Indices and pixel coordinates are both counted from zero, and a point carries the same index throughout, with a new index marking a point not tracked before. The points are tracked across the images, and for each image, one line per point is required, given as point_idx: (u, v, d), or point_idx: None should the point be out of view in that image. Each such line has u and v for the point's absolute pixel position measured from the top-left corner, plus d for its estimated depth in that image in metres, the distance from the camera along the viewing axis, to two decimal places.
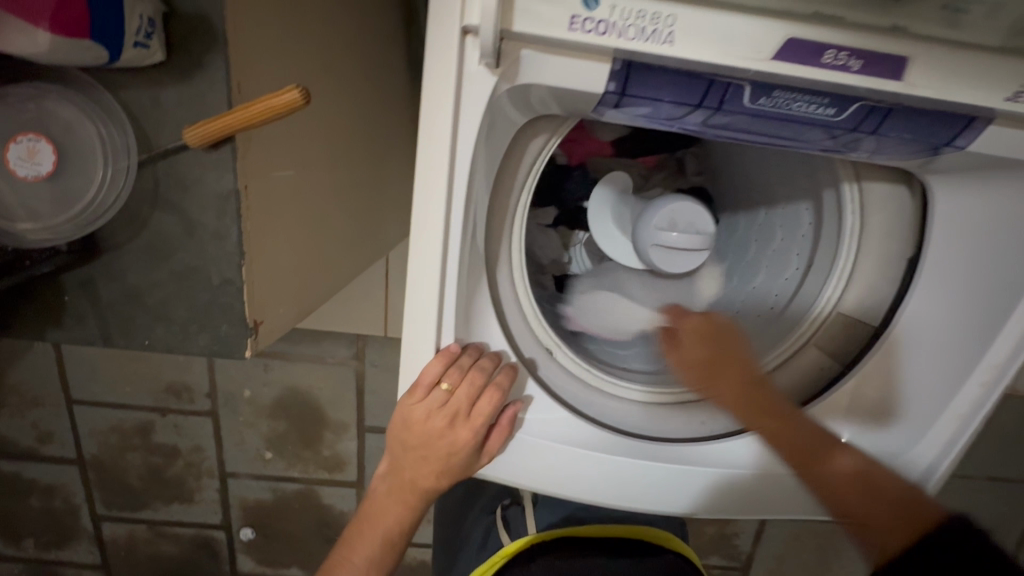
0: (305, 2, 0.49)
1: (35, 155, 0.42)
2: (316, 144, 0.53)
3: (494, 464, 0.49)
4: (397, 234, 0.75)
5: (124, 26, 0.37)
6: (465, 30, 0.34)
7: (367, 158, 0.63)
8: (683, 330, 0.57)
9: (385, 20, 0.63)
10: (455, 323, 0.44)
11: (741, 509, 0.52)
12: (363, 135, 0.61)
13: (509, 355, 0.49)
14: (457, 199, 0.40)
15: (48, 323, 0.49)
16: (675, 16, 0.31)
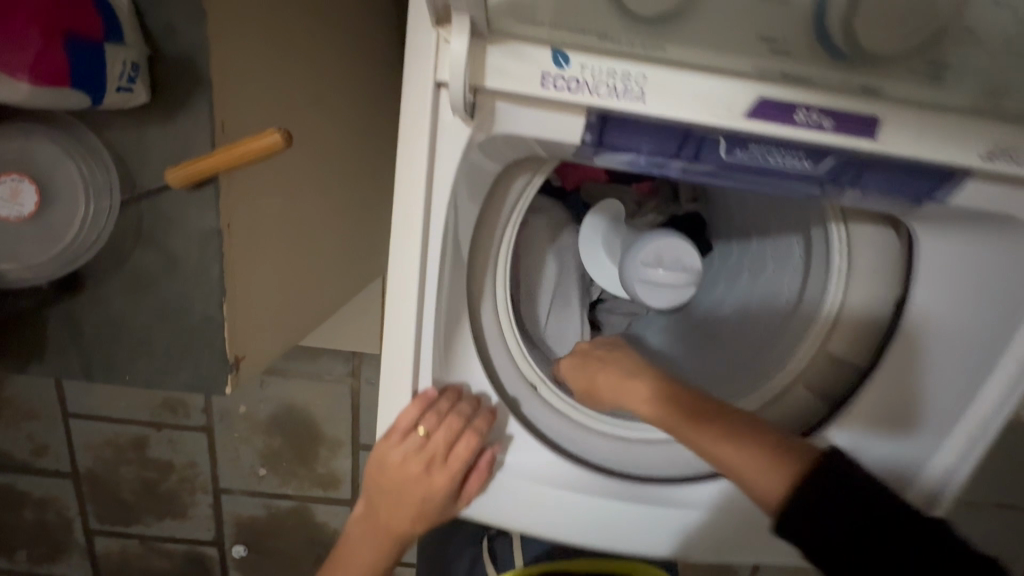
0: (294, 41, 0.49)
1: (18, 195, 0.42)
2: (303, 180, 0.53)
3: (474, 504, 0.49)
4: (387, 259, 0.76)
5: (106, 75, 0.37)
6: (439, 84, 0.34)
7: (356, 191, 0.63)
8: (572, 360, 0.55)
9: (378, 50, 0.64)
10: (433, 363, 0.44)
11: (723, 552, 0.51)
12: (350, 167, 0.61)
13: (490, 396, 0.48)
14: (435, 243, 0.40)
15: (31, 355, 0.49)
16: (645, 75, 0.31)
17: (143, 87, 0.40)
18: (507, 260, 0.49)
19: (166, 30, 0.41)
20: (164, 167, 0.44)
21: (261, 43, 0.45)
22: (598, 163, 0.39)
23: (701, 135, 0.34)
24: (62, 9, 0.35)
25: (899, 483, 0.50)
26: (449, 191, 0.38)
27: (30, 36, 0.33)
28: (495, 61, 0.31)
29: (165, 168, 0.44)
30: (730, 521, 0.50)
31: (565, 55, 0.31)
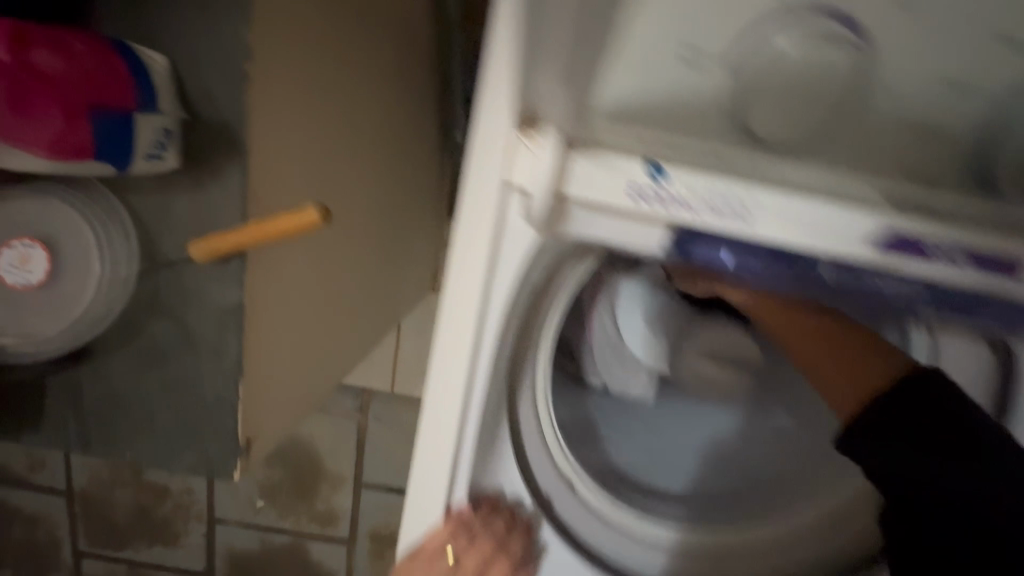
0: (336, 102, 0.46)
1: (27, 262, 0.39)
2: (331, 243, 0.50)
3: None
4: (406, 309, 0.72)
5: (134, 144, 0.34)
6: (507, 183, 0.30)
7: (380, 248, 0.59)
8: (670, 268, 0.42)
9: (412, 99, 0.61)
10: (471, 461, 0.39)
11: None
12: (376, 224, 0.57)
13: (527, 505, 0.41)
14: (483, 346, 0.35)
15: (26, 423, 0.44)
16: (750, 193, 0.27)
17: (175, 154, 0.37)
18: (550, 348, 0.44)
19: (205, 93, 0.38)
20: (189, 235, 0.40)
21: (304, 106, 0.42)
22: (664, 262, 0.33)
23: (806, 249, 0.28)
24: (81, 77, 0.31)
25: None
26: (507, 294, 0.33)
27: (46, 110, 0.30)
28: (580, 171, 0.27)
29: (190, 236, 0.40)
30: None
31: (662, 167, 0.27)
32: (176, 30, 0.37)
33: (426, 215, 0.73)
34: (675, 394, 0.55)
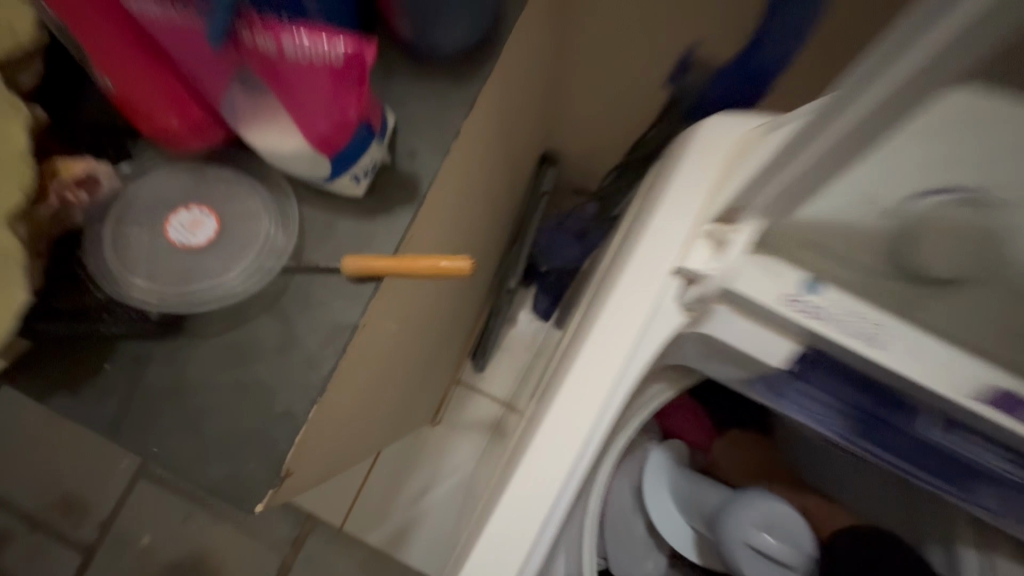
0: (465, 194, 0.56)
1: (196, 227, 0.42)
2: (416, 301, 0.56)
3: None
4: (409, 385, 0.73)
5: (361, 156, 0.39)
6: (675, 270, 0.34)
7: (421, 335, 0.65)
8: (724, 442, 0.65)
9: (491, 212, 0.72)
10: (551, 518, 0.35)
11: None
12: (432, 311, 0.64)
13: None
14: (584, 457, 0.35)
15: (64, 384, 0.41)
16: (893, 329, 0.31)
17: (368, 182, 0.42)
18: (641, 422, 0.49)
19: (409, 152, 0.45)
20: (341, 253, 0.44)
21: (459, 180, 0.52)
22: (751, 394, 0.42)
23: (901, 405, 0.36)
24: (362, 79, 0.35)
25: None
26: (643, 364, 0.35)
27: (296, 93, 0.34)
28: (744, 265, 0.32)
29: (343, 254, 0.44)
30: None
31: (817, 284, 0.32)
32: (407, 104, 0.46)
33: (452, 313, 0.79)
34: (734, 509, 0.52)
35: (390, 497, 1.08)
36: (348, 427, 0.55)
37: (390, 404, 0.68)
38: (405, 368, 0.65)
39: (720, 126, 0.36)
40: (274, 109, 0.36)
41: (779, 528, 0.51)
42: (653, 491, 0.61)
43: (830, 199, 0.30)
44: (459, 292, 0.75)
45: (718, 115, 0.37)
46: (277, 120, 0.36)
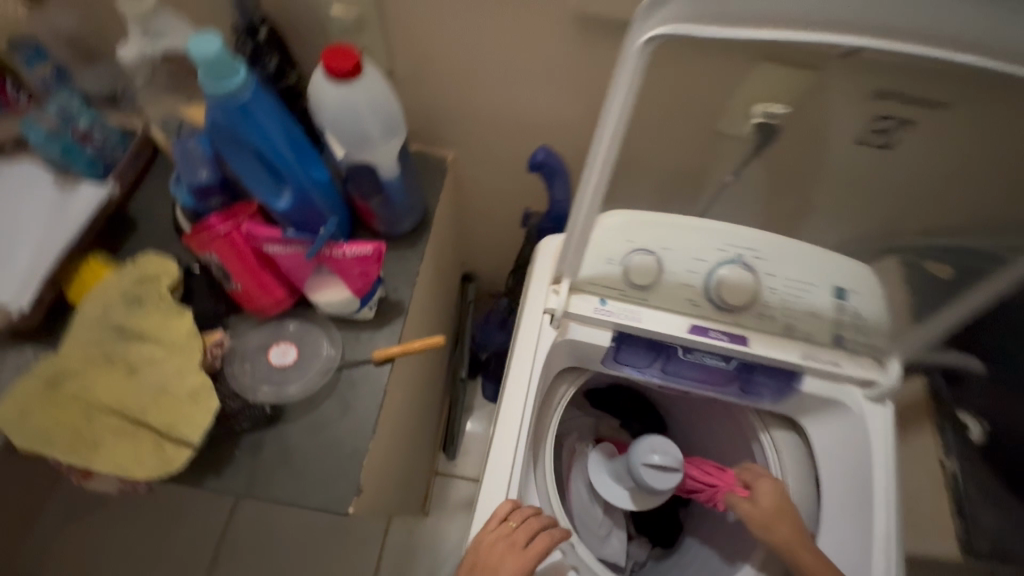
0: (426, 306, 0.91)
1: (286, 352, 0.73)
2: (409, 379, 0.87)
3: None
4: (409, 453, 1.00)
5: (374, 295, 0.73)
6: (545, 311, 0.70)
7: (413, 409, 0.95)
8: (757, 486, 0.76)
9: (441, 318, 1.07)
10: (520, 448, 0.67)
11: None
12: (417, 390, 0.95)
13: (513, 493, 0.66)
14: (527, 415, 0.68)
15: (212, 470, 0.67)
16: (640, 312, 0.70)
17: (374, 309, 0.75)
18: (563, 408, 0.81)
19: (393, 287, 0.80)
20: (368, 351, 0.75)
21: (422, 298, 0.87)
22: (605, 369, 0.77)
23: (667, 347, 0.72)
24: (379, 257, 0.69)
25: None
26: (543, 359, 0.70)
27: (343, 270, 0.69)
28: (575, 300, 0.70)
29: (369, 352, 0.75)
30: None
31: (605, 299, 0.70)
32: (386, 261, 0.81)
33: (426, 397, 1.08)
34: (637, 451, 0.84)
35: None
36: (383, 473, 0.82)
37: (401, 466, 0.94)
38: (406, 434, 0.93)
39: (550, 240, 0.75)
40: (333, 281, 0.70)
41: (659, 447, 0.82)
42: (597, 476, 0.97)
43: (586, 262, 0.68)
44: (429, 379, 1.06)
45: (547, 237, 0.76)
46: (331, 286, 0.70)
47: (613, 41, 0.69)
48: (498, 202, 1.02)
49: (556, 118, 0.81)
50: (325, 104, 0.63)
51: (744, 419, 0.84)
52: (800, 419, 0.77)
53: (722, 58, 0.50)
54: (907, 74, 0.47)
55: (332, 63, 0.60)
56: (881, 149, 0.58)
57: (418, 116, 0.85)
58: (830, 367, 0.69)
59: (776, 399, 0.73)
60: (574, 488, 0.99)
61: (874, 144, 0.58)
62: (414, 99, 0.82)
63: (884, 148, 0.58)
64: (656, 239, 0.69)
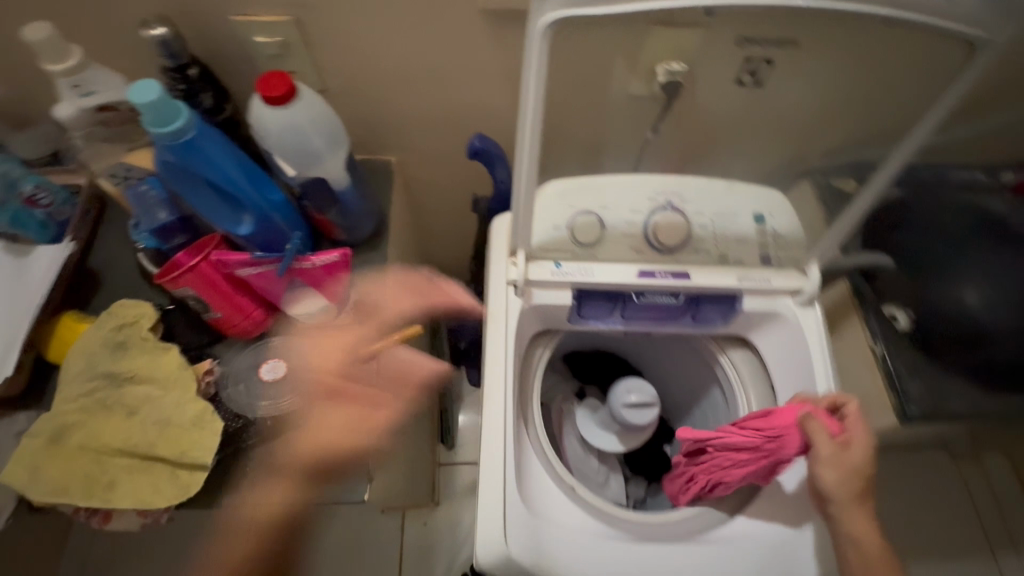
0: (399, 303, 0.96)
1: (274, 366, 0.77)
2: (396, 373, 0.93)
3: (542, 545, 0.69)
4: (409, 446, 1.06)
5: (348, 300, 0.77)
6: (509, 284, 0.77)
7: (406, 403, 1.01)
8: (853, 439, 0.67)
9: (415, 314, 1.12)
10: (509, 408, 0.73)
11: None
12: (406, 385, 1.00)
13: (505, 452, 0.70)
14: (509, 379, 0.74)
15: (227, 488, 0.71)
16: (592, 268, 0.77)
17: (349, 312, 0.80)
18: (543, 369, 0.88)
19: (364, 289, 0.85)
20: (352, 351, 0.81)
21: (394, 295, 0.92)
22: (572, 326, 0.84)
23: (622, 295, 0.80)
24: (347, 263, 0.73)
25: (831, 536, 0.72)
26: (514, 326, 0.77)
27: (314, 281, 0.73)
28: (533, 268, 0.77)
29: (354, 352, 0.80)
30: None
31: (559, 262, 0.77)
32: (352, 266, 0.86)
33: (416, 391, 1.14)
34: (615, 394, 0.92)
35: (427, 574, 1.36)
36: (391, 463, 0.87)
37: (404, 457, 1.00)
38: (404, 427, 0.99)
39: (501, 219, 0.81)
40: (306, 292, 0.74)
41: (633, 388, 0.91)
42: (588, 429, 1.06)
43: (536, 231, 0.75)
44: (415, 373, 1.11)
45: (498, 217, 0.82)
46: (306, 297, 0.74)
47: (522, 28, 0.75)
48: (448, 195, 1.08)
49: (486, 107, 0.87)
50: (265, 127, 0.67)
51: (703, 345, 0.92)
52: (749, 335, 0.86)
53: (616, 29, 0.57)
54: (769, 22, 0.56)
55: (266, 89, 0.64)
56: (753, 89, 0.67)
57: (356, 126, 0.90)
58: (763, 284, 0.78)
59: (726, 322, 0.82)
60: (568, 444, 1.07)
61: (748, 83, 0.66)
62: (349, 110, 0.87)
63: (755, 86, 0.67)
64: (592, 199, 0.77)
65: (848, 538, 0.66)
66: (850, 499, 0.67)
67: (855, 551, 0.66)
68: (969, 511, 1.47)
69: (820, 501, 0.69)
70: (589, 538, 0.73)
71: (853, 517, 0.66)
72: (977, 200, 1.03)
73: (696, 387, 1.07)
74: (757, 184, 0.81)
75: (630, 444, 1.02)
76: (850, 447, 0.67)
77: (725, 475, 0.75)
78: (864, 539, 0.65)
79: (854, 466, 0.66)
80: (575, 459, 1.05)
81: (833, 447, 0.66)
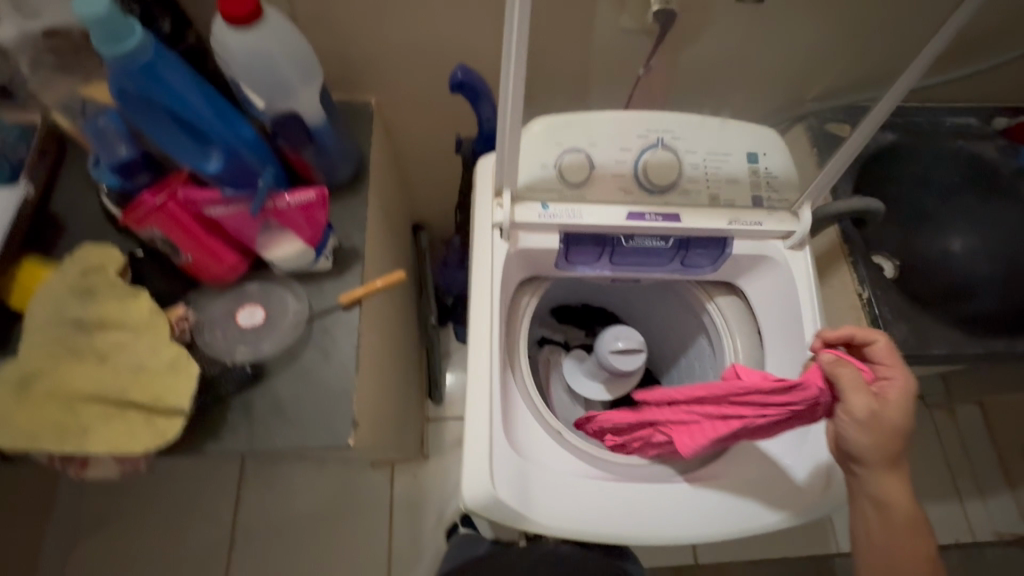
0: (383, 251, 0.93)
1: (252, 311, 0.74)
2: (381, 321, 0.91)
3: (548, 499, 0.70)
4: (397, 397, 1.05)
5: (329, 244, 0.75)
6: (495, 227, 0.74)
7: (392, 354, 0.99)
8: (889, 394, 0.65)
9: (400, 265, 1.09)
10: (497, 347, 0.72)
11: (690, 533, 0.72)
12: (391, 336, 0.99)
13: (494, 395, 0.70)
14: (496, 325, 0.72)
15: (209, 436, 0.70)
16: (581, 210, 0.74)
17: (329, 258, 0.76)
18: (531, 318, 0.86)
19: (345, 234, 0.81)
20: (334, 298, 0.78)
21: (376, 243, 0.89)
22: (560, 272, 0.82)
23: (612, 238, 0.78)
24: (324, 202, 0.70)
25: (826, 483, 0.74)
26: (500, 270, 0.74)
27: (292, 221, 0.70)
28: (520, 209, 0.74)
29: (336, 299, 0.78)
30: (692, 527, 0.72)
31: (547, 204, 0.74)
32: (331, 210, 0.82)
33: (402, 344, 1.13)
34: (604, 341, 0.91)
35: (418, 524, 1.39)
36: (378, 412, 0.86)
37: (391, 408, 1.00)
38: (390, 378, 0.98)
39: (487, 160, 0.78)
40: (284, 235, 0.71)
41: (622, 333, 0.91)
42: (574, 379, 1.06)
43: (522, 171, 0.72)
44: (400, 326, 1.10)
45: (483, 159, 0.79)
46: (284, 238, 0.71)
47: None
48: (431, 140, 1.04)
49: (470, 39, 0.83)
50: (235, 55, 0.62)
51: (690, 293, 0.91)
52: (738, 281, 0.85)
53: None
54: None
55: (227, 10, 0.59)
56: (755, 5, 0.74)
57: (331, 61, 0.84)
58: (755, 227, 0.76)
59: (715, 267, 0.81)
60: (556, 395, 1.07)
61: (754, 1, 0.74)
62: (323, 42, 0.81)
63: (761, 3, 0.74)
64: (581, 138, 0.74)
65: (875, 499, 0.69)
66: (883, 464, 0.67)
67: (873, 506, 0.69)
68: (938, 456, 1.53)
69: (850, 461, 0.70)
70: (580, 480, 0.73)
71: (886, 485, 0.68)
72: (968, 145, 1.02)
73: (683, 337, 1.07)
74: (752, 124, 0.78)
75: (616, 391, 1.02)
76: (886, 399, 0.65)
77: (757, 436, 0.74)
78: (892, 502, 0.67)
79: (891, 427, 0.64)
80: (563, 409, 1.06)
81: (869, 404, 0.64)
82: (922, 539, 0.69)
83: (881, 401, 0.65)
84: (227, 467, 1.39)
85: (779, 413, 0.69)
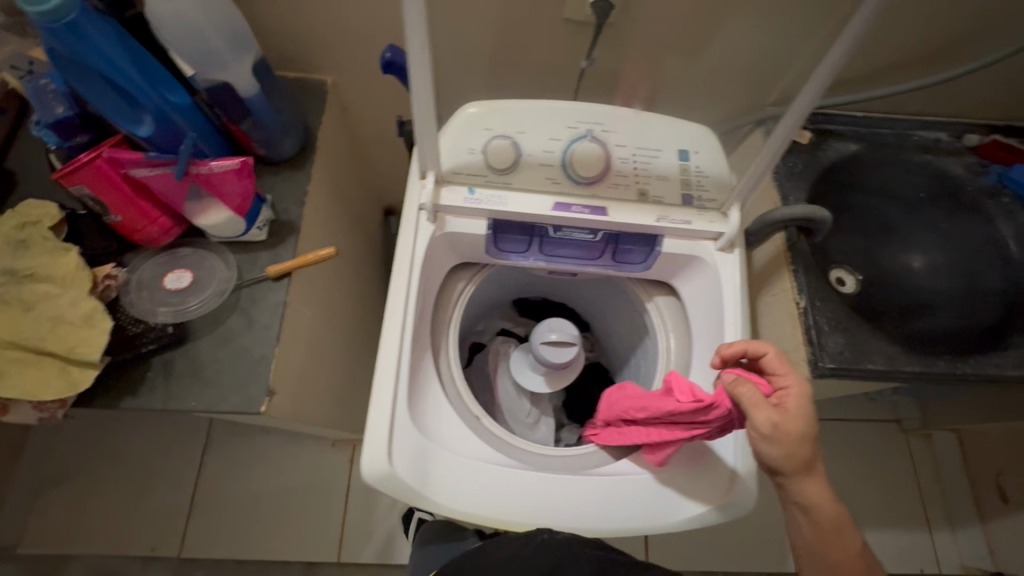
0: (329, 229, 0.95)
1: (180, 275, 0.77)
2: (320, 297, 0.92)
3: (450, 480, 0.70)
4: (341, 375, 1.07)
5: (259, 216, 0.77)
6: (420, 208, 0.75)
7: (336, 331, 1.01)
8: (789, 402, 0.64)
9: (355, 245, 1.10)
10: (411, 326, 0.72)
11: (589, 525, 0.72)
12: (336, 313, 1.00)
13: (401, 373, 0.70)
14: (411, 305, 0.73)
15: (127, 390, 0.72)
16: (507, 198, 0.74)
17: (260, 229, 0.78)
18: (465, 305, 0.87)
19: (283, 207, 0.83)
20: (265, 268, 0.79)
21: (320, 219, 0.90)
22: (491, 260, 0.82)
23: (540, 228, 0.77)
24: (250, 171, 0.71)
25: (729, 488, 0.73)
26: (422, 251, 0.75)
27: (222, 192, 0.72)
28: (447, 192, 0.74)
29: (266, 269, 0.79)
30: (594, 519, 0.72)
31: (474, 188, 0.74)
32: (273, 183, 0.84)
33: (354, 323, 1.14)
34: (538, 331, 0.91)
35: (372, 506, 1.40)
36: (309, 385, 0.88)
37: (333, 384, 1.01)
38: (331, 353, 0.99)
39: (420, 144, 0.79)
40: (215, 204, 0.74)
41: (556, 325, 0.90)
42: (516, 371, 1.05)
43: (449, 154, 0.73)
44: (350, 306, 1.11)
45: None
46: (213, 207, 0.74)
47: None
48: (390, 123, 1.05)
49: None
50: (164, 24, 0.64)
51: (629, 291, 0.90)
52: (673, 282, 0.84)
53: None
54: None
55: None
56: None
57: (285, 37, 0.86)
58: (683, 225, 0.75)
59: (646, 265, 0.81)
60: (501, 385, 1.07)
61: None
62: (274, 18, 0.83)
63: None
64: (510, 124, 0.75)
65: (801, 504, 0.67)
66: (797, 472, 0.65)
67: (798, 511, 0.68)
68: (910, 483, 1.49)
69: (772, 473, 0.68)
70: (488, 465, 0.73)
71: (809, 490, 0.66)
72: (937, 160, 0.99)
73: (631, 337, 1.06)
74: (690, 123, 0.78)
75: (555, 384, 1.02)
76: (788, 406, 0.64)
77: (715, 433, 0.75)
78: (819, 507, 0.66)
79: (799, 434, 0.63)
80: (505, 399, 1.05)
81: (770, 418, 0.63)
82: (826, 549, 0.67)
83: (783, 411, 0.64)
84: (191, 435, 1.43)
85: (707, 429, 0.71)
